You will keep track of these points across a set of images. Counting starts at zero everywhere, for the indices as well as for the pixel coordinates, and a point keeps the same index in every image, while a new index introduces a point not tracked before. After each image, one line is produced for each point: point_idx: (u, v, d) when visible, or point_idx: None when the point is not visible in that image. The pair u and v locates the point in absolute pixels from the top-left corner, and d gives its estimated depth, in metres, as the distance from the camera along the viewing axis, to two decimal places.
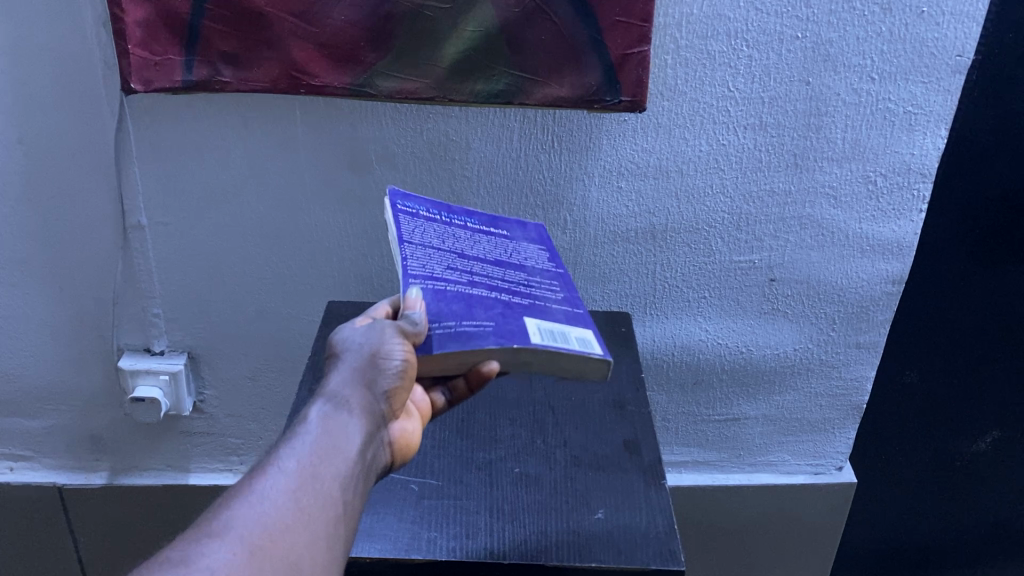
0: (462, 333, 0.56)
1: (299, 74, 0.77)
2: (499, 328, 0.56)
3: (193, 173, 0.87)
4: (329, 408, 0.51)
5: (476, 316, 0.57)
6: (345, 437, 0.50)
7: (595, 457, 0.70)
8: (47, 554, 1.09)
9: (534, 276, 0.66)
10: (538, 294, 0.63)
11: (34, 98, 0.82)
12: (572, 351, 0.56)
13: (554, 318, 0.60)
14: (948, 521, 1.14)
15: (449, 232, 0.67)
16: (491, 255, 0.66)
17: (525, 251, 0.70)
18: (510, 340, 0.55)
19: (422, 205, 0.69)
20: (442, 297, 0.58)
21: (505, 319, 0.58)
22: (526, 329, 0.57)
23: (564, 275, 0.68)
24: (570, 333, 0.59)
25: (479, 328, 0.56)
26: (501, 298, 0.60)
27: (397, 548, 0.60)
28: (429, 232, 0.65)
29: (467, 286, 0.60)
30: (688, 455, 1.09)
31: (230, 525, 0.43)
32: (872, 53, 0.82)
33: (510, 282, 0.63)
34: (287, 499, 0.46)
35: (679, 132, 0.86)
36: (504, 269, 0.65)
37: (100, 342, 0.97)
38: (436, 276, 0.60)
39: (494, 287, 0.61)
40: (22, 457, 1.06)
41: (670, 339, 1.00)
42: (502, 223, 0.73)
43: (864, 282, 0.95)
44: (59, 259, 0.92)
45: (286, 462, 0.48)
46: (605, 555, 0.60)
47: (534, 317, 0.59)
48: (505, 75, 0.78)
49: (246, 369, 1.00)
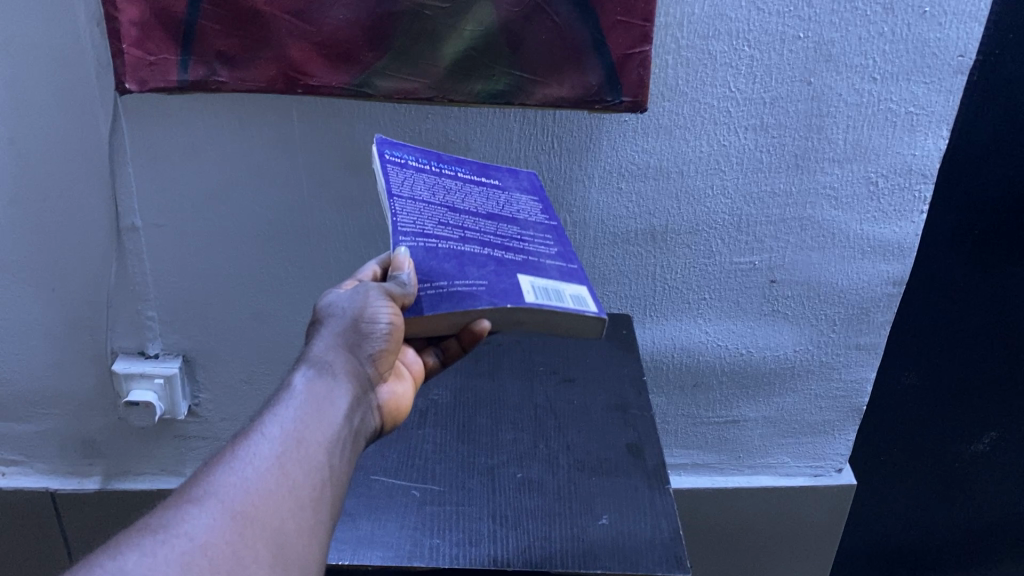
0: (454, 293, 0.54)
1: (297, 74, 0.76)
2: (491, 287, 0.55)
3: (188, 173, 0.85)
4: (312, 374, 0.50)
5: (468, 275, 0.56)
6: (330, 401, 0.49)
7: (598, 462, 0.69)
8: (40, 561, 1.08)
9: (525, 230, 0.64)
10: (531, 249, 0.62)
11: (25, 98, 0.81)
12: (567, 310, 0.55)
13: (547, 275, 0.59)
14: (948, 522, 1.15)
15: (440, 184, 0.65)
16: (483, 208, 0.65)
17: (517, 204, 0.68)
18: (503, 298, 0.54)
19: (410, 153, 0.67)
20: (432, 254, 0.56)
21: (498, 277, 0.56)
22: (519, 287, 0.56)
23: (557, 227, 0.67)
24: (564, 290, 0.58)
25: (472, 288, 0.55)
26: (493, 252, 0.59)
27: (397, 555, 0.59)
28: (419, 185, 0.63)
29: (459, 243, 0.59)
30: (688, 456, 1.08)
31: (211, 491, 0.42)
32: (874, 53, 0.81)
33: (503, 237, 0.62)
34: (270, 465, 0.44)
35: (679, 132, 0.85)
36: (496, 223, 0.63)
37: (94, 345, 0.96)
38: (426, 232, 0.58)
39: (486, 243, 0.60)
40: (13, 462, 1.04)
41: (670, 342, 0.99)
42: (491, 172, 0.72)
43: (864, 283, 0.95)
44: (51, 261, 0.90)
45: (270, 428, 0.46)
46: (610, 561, 0.59)
47: (527, 275, 0.58)
48: (506, 75, 0.77)
49: (243, 372, 0.98)
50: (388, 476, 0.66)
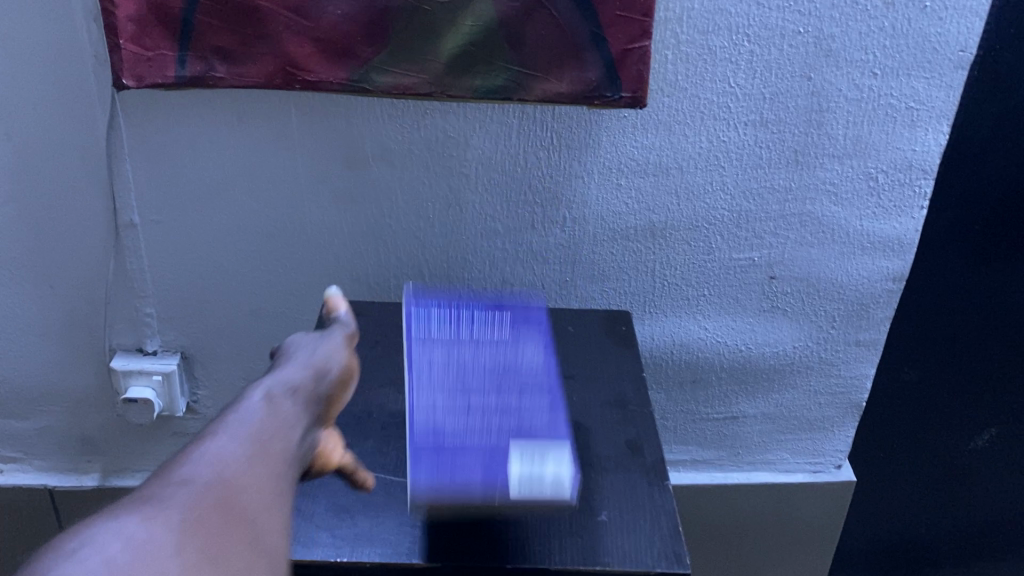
0: (450, 472, 0.60)
1: (295, 70, 0.75)
2: (484, 463, 0.60)
3: (186, 169, 0.85)
4: (271, 393, 0.49)
5: (464, 450, 0.61)
6: (289, 421, 0.47)
7: (598, 458, 0.69)
8: (38, 559, 1.08)
9: (526, 389, 0.68)
10: (526, 411, 0.66)
11: (23, 94, 0.80)
12: (543, 493, 0.60)
13: (536, 436, 0.63)
14: (946, 518, 1.15)
15: (456, 356, 0.70)
16: (492, 372, 0.69)
17: (527, 356, 0.72)
18: (491, 479, 0.60)
19: (436, 317, 0.74)
20: (437, 438, 0.62)
21: (491, 445, 0.62)
22: (507, 458, 0.61)
23: (557, 384, 0.70)
24: (548, 454, 0.61)
25: (466, 464, 0.60)
26: (491, 425, 0.64)
27: (396, 552, 0.58)
28: (437, 367, 0.69)
29: (462, 417, 0.64)
30: (687, 453, 1.08)
31: (182, 482, 0.39)
32: (874, 48, 0.81)
33: (504, 403, 0.66)
34: (240, 466, 0.42)
35: (679, 128, 0.85)
36: (501, 385, 0.68)
37: (93, 342, 0.95)
38: (434, 418, 0.64)
39: (486, 412, 0.65)
40: (12, 459, 1.04)
41: (669, 338, 0.99)
42: (504, 315, 0.76)
43: (864, 279, 0.94)
44: (49, 258, 0.90)
45: (233, 433, 0.44)
46: (609, 558, 0.59)
47: (518, 438, 0.62)
48: (505, 70, 0.77)
49: (242, 370, 0.98)
50: (387, 473, 0.65)
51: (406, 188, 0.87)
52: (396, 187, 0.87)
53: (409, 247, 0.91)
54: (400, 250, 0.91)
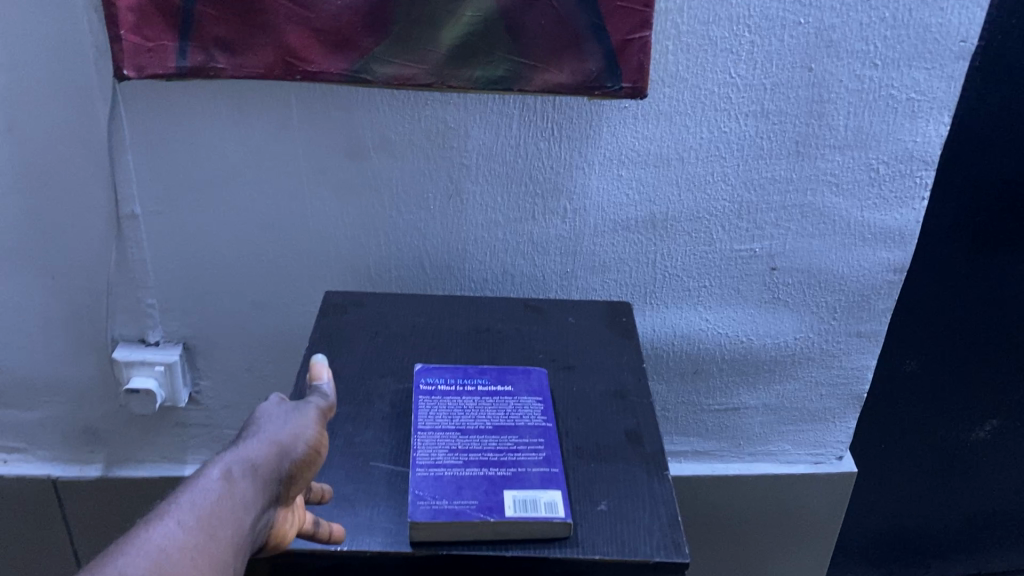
0: (445, 510, 0.59)
1: (295, 60, 0.75)
2: (478, 504, 0.59)
3: (187, 161, 0.85)
4: (231, 470, 0.49)
5: (460, 496, 0.60)
6: (243, 503, 0.48)
7: (598, 449, 0.69)
8: (42, 548, 1.08)
9: (524, 437, 0.67)
10: (521, 457, 0.64)
11: (24, 86, 0.81)
12: (538, 518, 0.59)
13: (529, 483, 0.62)
14: (946, 506, 1.19)
15: (459, 408, 0.70)
16: (491, 422, 0.68)
17: (526, 408, 0.71)
18: (486, 512, 0.59)
19: (444, 376, 0.74)
20: (436, 483, 0.61)
21: (485, 493, 0.60)
22: (501, 501, 0.60)
23: (553, 429, 0.68)
24: (541, 496, 0.61)
25: (461, 506, 0.59)
26: (485, 472, 0.63)
27: (396, 541, 0.59)
28: (441, 415, 0.69)
29: (459, 468, 0.63)
30: (688, 444, 1.09)
31: (122, 569, 0.41)
32: (875, 38, 0.80)
33: (500, 451, 0.65)
34: (181, 555, 0.43)
35: (680, 118, 0.85)
36: (499, 436, 0.67)
37: (95, 333, 0.96)
38: (436, 463, 0.63)
39: (483, 462, 0.64)
40: (15, 449, 1.04)
41: (671, 330, 0.99)
42: (506, 376, 0.74)
43: (865, 270, 0.94)
44: (51, 249, 0.90)
45: (184, 513, 0.45)
46: (608, 547, 0.59)
47: (512, 484, 0.61)
48: (504, 61, 0.77)
49: (244, 360, 0.99)
50: (387, 462, 0.66)
51: (406, 179, 0.87)
52: (397, 178, 0.87)
53: (409, 238, 0.91)
54: (400, 241, 0.91)
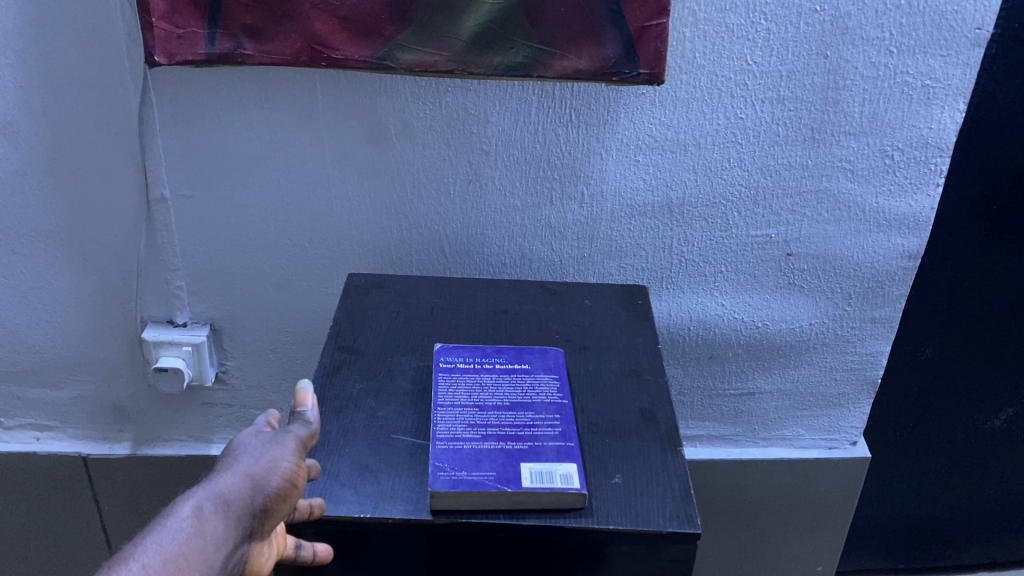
0: (465, 480, 0.61)
1: (321, 47, 0.78)
2: (496, 476, 0.61)
3: (215, 145, 0.88)
4: (201, 509, 0.50)
5: (479, 467, 0.62)
6: (210, 544, 0.49)
7: (612, 425, 0.70)
8: (72, 525, 1.11)
9: (540, 413, 0.69)
10: (537, 432, 0.66)
11: (59, 72, 0.83)
12: (554, 489, 0.61)
13: (546, 456, 0.64)
14: (960, 495, 1.20)
15: (477, 385, 0.72)
16: (508, 398, 0.70)
17: (542, 385, 0.73)
18: (504, 483, 0.61)
19: (463, 354, 0.76)
20: (456, 455, 0.63)
21: (503, 465, 0.62)
22: (519, 472, 0.62)
23: (569, 405, 0.70)
24: (557, 469, 0.62)
25: (480, 477, 0.61)
26: (503, 445, 0.65)
27: (417, 508, 0.61)
28: (460, 391, 0.71)
29: (478, 441, 0.65)
30: (703, 428, 1.10)
31: None
32: (891, 26, 0.82)
33: (517, 426, 0.67)
34: None
35: (696, 105, 0.86)
36: (516, 412, 0.69)
37: (125, 313, 0.98)
38: (455, 437, 0.66)
39: (501, 436, 0.66)
40: (48, 427, 1.08)
41: (687, 314, 1.00)
42: (523, 355, 0.76)
43: (880, 256, 0.96)
44: (83, 231, 0.93)
45: (149, 557, 0.46)
46: (622, 517, 0.61)
47: (529, 458, 0.63)
48: (524, 47, 0.78)
49: (268, 341, 1.01)
50: (408, 435, 0.68)
51: (427, 164, 0.89)
52: (418, 163, 0.89)
53: (430, 222, 0.93)
54: (421, 225, 0.93)
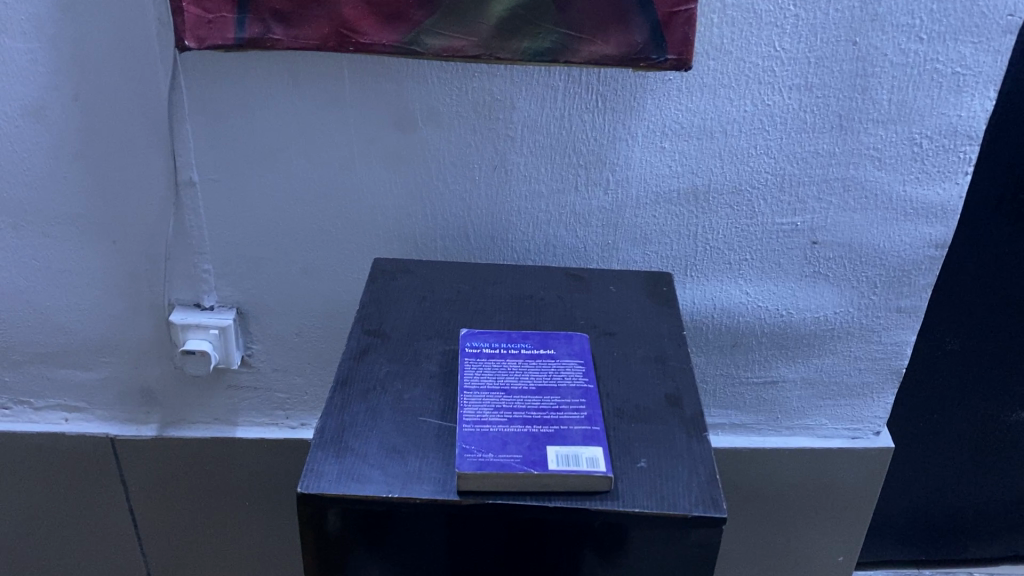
0: (491, 462, 0.61)
1: (349, 32, 0.78)
2: (523, 458, 0.62)
3: (243, 130, 0.88)
4: None
5: (505, 450, 0.63)
6: None
7: (637, 410, 0.71)
8: (98, 506, 1.13)
9: (566, 397, 0.69)
10: (562, 416, 0.67)
11: (89, 57, 0.84)
12: (580, 471, 0.61)
13: (571, 439, 0.64)
14: (984, 487, 1.20)
15: (502, 369, 0.72)
16: (533, 382, 0.71)
17: (567, 370, 0.73)
18: (530, 465, 0.61)
19: (489, 340, 0.76)
20: (482, 438, 0.64)
21: (530, 448, 0.63)
22: (545, 455, 0.62)
23: (594, 390, 0.71)
24: (583, 452, 0.63)
25: (507, 459, 0.62)
26: (529, 428, 0.65)
27: (444, 490, 0.61)
28: (486, 376, 0.71)
29: (503, 424, 0.66)
30: (726, 416, 1.10)
31: None
32: (921, 12, 0.81)
33: (543, 410, 0.67)
34: None
35: (724, 92, 0.86)
36: (541, 396, 0.69)
37: (153, 296, 1.00)
38: (482, 420, 0.66)
39: (526, 419, 0.66)
40: (76, 408, 1.09)
41: (711, 302, 1.00)
42: (548, 341, 0.77)
43: (906, 246, 0.95)
44: (112, 216, 0.94)
45: None
46: (648, 501, 0.61)
47: (555, 442, 0.64)
48: (551, 33, 0.78)
49: (293, 325, 1.02)
50: (435, 418, 0.68)
51: (453, 150, 0.90)
52: (443, 149, 0.90)
53: (455, 208, 0.94)
54: (446, 210, 0.94)
